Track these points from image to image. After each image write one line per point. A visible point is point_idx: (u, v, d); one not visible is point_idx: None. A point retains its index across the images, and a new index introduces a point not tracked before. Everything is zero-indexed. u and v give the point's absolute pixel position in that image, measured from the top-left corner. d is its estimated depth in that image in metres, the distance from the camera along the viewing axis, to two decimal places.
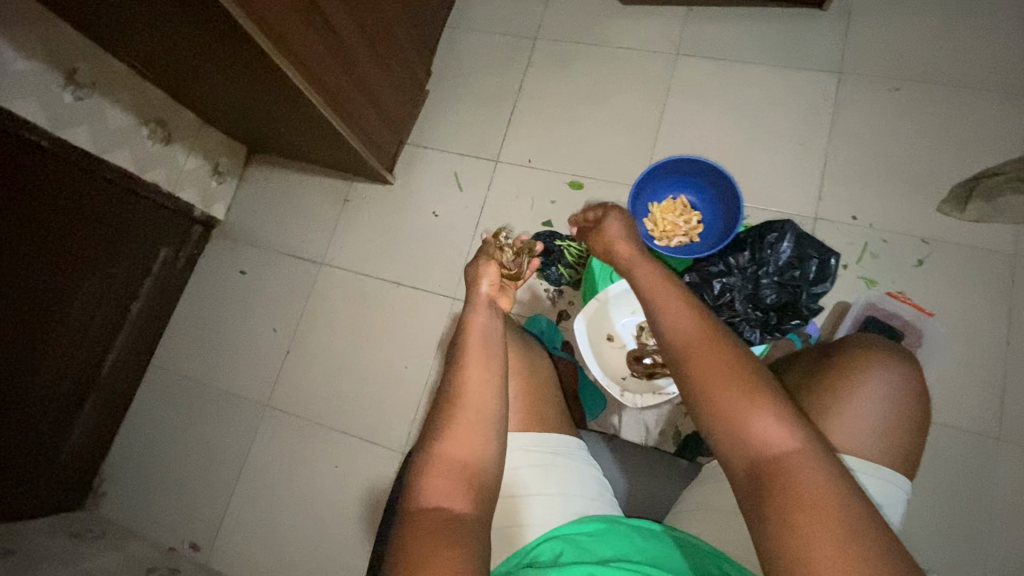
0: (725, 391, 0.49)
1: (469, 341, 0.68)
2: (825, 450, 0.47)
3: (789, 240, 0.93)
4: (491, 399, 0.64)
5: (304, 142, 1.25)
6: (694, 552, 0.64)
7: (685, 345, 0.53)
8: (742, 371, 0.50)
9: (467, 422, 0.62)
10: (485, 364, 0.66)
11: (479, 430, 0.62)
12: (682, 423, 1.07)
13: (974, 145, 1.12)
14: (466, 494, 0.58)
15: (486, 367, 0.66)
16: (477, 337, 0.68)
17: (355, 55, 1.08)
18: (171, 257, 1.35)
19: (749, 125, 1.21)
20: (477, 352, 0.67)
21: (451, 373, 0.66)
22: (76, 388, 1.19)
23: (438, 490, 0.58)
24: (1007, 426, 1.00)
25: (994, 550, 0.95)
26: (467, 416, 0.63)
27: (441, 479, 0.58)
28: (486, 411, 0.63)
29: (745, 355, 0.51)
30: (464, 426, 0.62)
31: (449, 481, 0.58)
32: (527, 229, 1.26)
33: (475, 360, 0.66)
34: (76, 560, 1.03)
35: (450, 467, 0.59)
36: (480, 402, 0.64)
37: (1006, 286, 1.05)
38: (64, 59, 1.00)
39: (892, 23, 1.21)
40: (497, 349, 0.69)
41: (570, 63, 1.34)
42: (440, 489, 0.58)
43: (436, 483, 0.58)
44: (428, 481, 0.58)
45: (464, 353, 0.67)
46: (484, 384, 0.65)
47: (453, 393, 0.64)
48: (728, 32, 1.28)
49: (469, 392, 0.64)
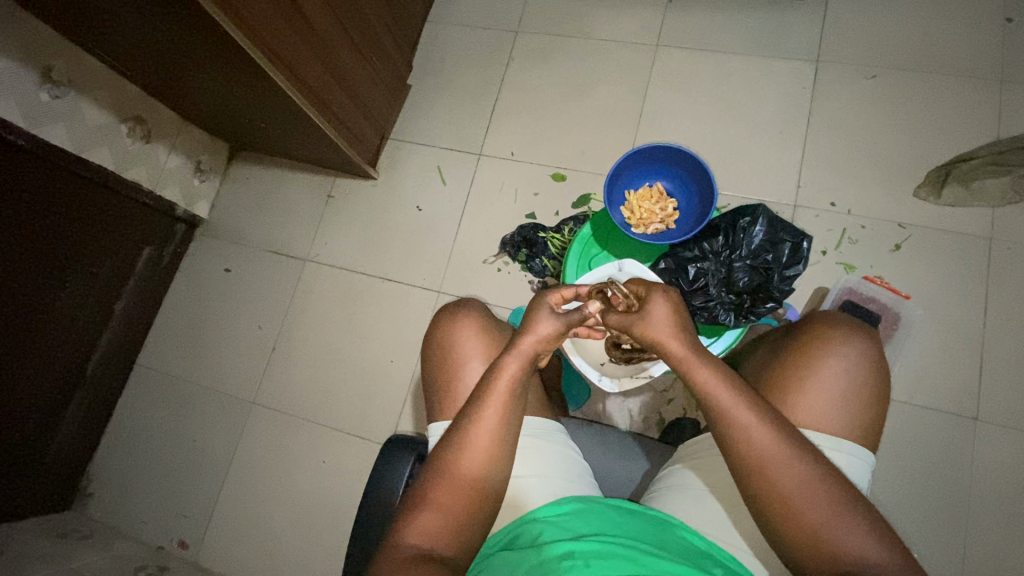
0: (793, 484, 0.57)
1: (494, 394, 0.67)
2: (839, 499, 0.56)
3: (762, 224, 0.96)
4: (498, 449, 0.66)
5: (284, 138, 1.25)
6: (667, 530, 0.65)
7: (765, 449, 0.59)
8: (790, 451, 0.58)
9: (471, 466, 0.64)
10: (502, 418, 0.66)
11: (481, 478, 0.64)
12: (665, 410, 1.09)
13: (950, 130, 1.14)
14: (452, 536, 0.61)
15: (501, 421, 0.66)
16: (503, 394, 0.67)
17: (336, 51, 1.08)
18: (155, 256, 1.35)
19: (729, 114, 1.22)
20: (497, 407, 0.67)
21: (466, 416, 0.67)
22: (61, 388, 1.19)
23: (425, 528, 0.60)
24: (985, 407, 1.01)
25: (973, 529, 0.97)
26: (472, 463, 0.64)
27: (433, 518, 0.61)
28: (493, 462, 0.65)
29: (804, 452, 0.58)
30: (468, 469, 0.64)
31: (439, 520, 0.61)
32: (510, 222, 1.26)
33: (493, 413, 0.66)
34: (64, 560, 1.02)
35: (444, 505, 0.62)
36: (489, 453, 0.65)
37: (981, 268, 1.07)
38: (39, 56, 0.99)
39: (867, 11, 1.22)
40: (518, 407, 0.68)
41: (551, 56, 1.35)
42: (430, 528, 0.60)
43: (427, 519, 0.61)
44: (421, 514, 0.61)
45: (486, 400, 0.67)
46: (496, 437, 0.66)
47: (464, 434, 0.65)
48: (706, 23, 1.29)
49: (478, 438, 0.65)
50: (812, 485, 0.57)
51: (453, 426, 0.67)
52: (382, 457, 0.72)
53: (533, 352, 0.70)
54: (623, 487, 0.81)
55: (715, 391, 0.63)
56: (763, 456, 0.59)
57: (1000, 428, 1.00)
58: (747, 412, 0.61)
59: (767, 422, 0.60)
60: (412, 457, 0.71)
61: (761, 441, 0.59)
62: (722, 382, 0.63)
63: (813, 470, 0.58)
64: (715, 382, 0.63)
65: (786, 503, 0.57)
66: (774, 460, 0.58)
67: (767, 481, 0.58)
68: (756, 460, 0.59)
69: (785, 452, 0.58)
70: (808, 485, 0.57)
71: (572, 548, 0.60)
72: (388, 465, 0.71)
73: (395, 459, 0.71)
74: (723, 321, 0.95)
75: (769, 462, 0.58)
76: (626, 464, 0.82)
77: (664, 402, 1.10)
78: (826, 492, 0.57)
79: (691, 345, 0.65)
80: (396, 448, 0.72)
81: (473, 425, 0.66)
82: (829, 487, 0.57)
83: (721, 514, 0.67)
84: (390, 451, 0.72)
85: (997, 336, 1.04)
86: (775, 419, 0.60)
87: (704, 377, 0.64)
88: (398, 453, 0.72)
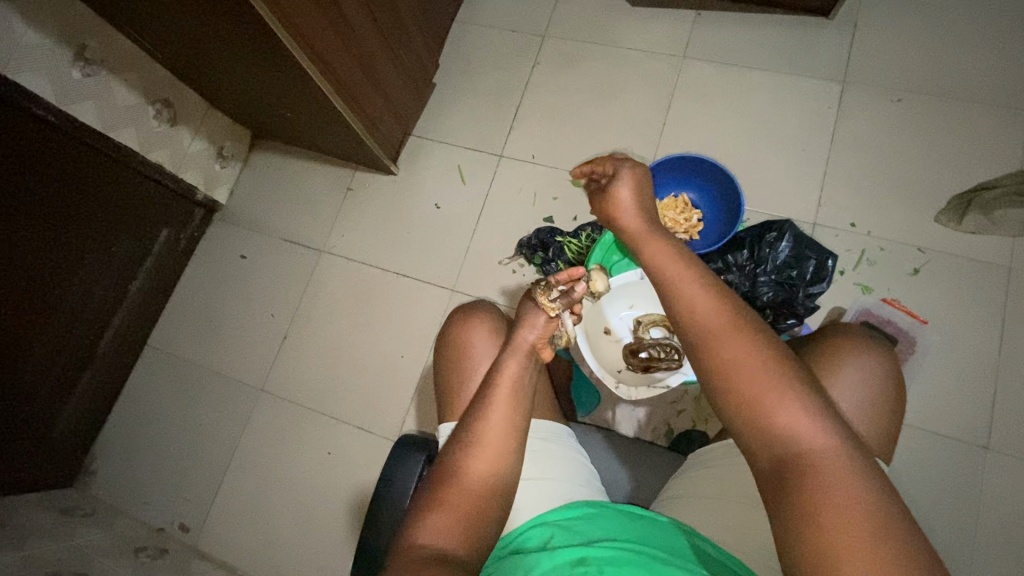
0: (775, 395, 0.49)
1: (500, 390, 0.68)
2: None
3: (788, 240, 0.97)
4: (507, 444, 0.66)
5: (308, 128, 1.26)
6: (680, 538, 0.64)
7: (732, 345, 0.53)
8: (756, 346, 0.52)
9: (480, 463, 0.64)
10: (515, 410, 0.67)
11: (490, 477, 0.64)
12: (675, 421, 1.09)
13: (973, 157, 1.14)
14: (465, 533, 0.60)
15: (511, 417, 0.67)
16: (508, 388, 0.68)
17: (366, 46, 1.09)
18: (172, 237, 1.35)
19: (753, 129, 1.23)
20: (504, 402, 0.67)
21: (475, 413, 0.67)
22: (71, 365, 1.19)
23: (435, 527, 0.59)
24: (996, 436, 1.01)
25: (981, 559, 0.96)
26: (481, 464, 0.64)
27: (442, 516, 0.60)
28: (500, 460, 0.65)
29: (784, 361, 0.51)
30: (477, 468, 0.64)
31: (451, 519, 0.59)
32: (528, 224, 1.26)
33: (502, 408, 0.67)
34: (67, 536, 1.02)
35: (454, 504, 0.61)
36: (496, 450, 0.65)
37: (999, 297, 1.07)
38: (73, 34, 1.00)
39: (894, 33, 1.23)
40: (524, 403, 0.68)
41: (578, 62, 1.35)
42: (442, 527, 0.59)
43: (438, 519, 0.60)
44: (432, 514, 0.60)
45: (494, 396, 0.67)
46: (505, 433, 0.66)
47: (472, 433, 0.66)
48: (734, 37, 1.29)
49: (487, 432, 0.65)
50: None
51: (460, 427, 0.67)
52: (393, 457, 0.71)
53: (532, 348, 0.71)
54: (630, 494, 0.81)
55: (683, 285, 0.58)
56: None
57: (1010, 457, 0.99)
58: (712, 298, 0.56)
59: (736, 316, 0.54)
60: (423, 457, 0.71)
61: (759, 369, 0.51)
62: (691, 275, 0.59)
63: None
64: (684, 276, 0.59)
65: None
66: None
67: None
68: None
69: None
70: None
71: (585, 554, 0.60)
72: (399, 466, 0.71)
73: (405, 460, 0.71)
74: None
75: None
76: (635, 470, 0.82)
77: (673, 413, 1.10)
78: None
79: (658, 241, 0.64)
80: (406, 448, 0.72)
81: (483, 423, 0.66)
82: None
83: (734, 526, 0.67)
84: (401, 451, 0.72)
85: (1012, 365, 1.03)
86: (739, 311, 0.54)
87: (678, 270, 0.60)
88: (409, 454, 0.71)
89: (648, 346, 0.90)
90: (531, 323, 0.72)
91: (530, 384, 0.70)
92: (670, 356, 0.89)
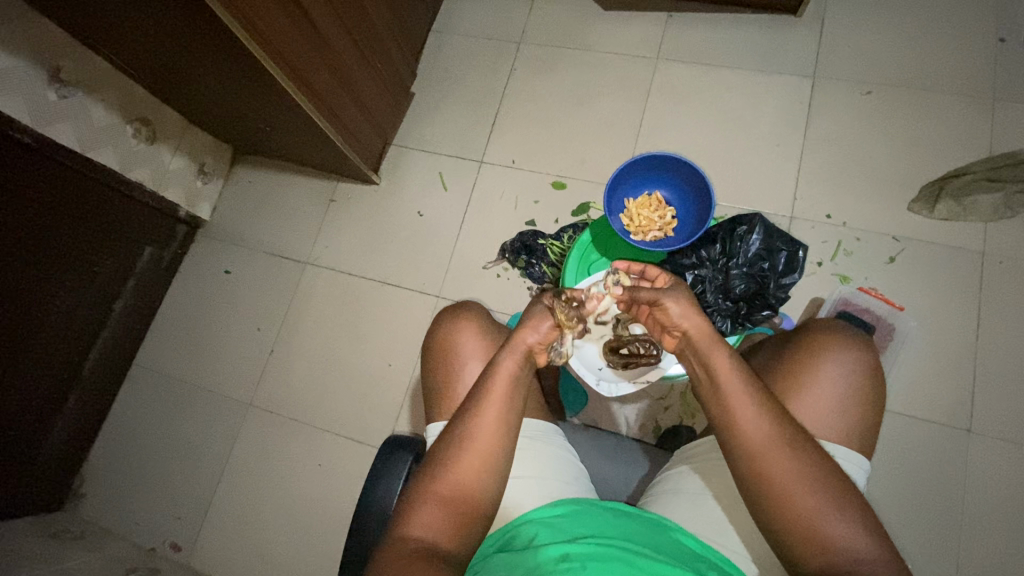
0: (795, 498, 0.57)
1: (495, 389, 0.68)
2: (837, 501, 0.57)
3: (759, 232, 0.98)
4: (500, 442, 0.66)
5: (288, 141, 1.26)
6: (664, 533, 0.65)
7: (759, 442, 0.60)
8: (780, 443, 0.59)
9: (471, 460, 0.64)
10: (513, 411, 0.68)
11: (482, 473, 0.64)
12: (662, 417, 1.10)
13: (943, 145, 1.16)
14: (454, 530, 0.61)
15: (503, 413, 0.67)
16: (503, 387, 0.68)
17: (341, 58, 1.10)
18: (155, 255, 1.35)
19: (727, 126, 1.24)
20: (497, 400, 0.67)
21: (468, 410, 0.67)
22: (58, 386, 1.19)
23: (424, 522, 0.61)
24: (978, 419, 1.02)
25: (968, 541, 0.97)
26: (473, 461, 0.64)
27: (432, 511, 0.61)
28: (492, 457, 0.65)
29: (803, 466, 0.58)
30: (467, 465, 0.64)
31: (439, 514, 0.61)
32: (510, 228, 1.27)
33: (495, 406, 0.67)
34: (57, 559, 1.01)
35: (444, 499, 0.62)
36: (489, 446, 0.65)
37: (975, 282, 1.08)
38: (47, 56, 1.00)
39: (861, 27, 1.25)
40: (518, 401, 0.69)
41: (553, 66, 1.37)
42: (431, 521, 0.61)
43: (427, 515, 0.61)
44: (422, 508, 0.62)
45: (488, 394, 0.67)
46: (497, 432, 0.66)
47: (465, 429, 0.66)
48: (705, 37, 1.31)
49: (480, 430, 0.66)
50: (815, 488, 0.57)
51: (453, 422, 0.67)
52: (379, 458, 0.71)
53: (529, 349, 0.72)
54: (619, 489, 0.82)
55: (722, 377, 0.64)
56: (759, 455, 0.59)
57: (994, 439, 1.01)
58: (747, 397, 0.61)
59: (766, 418, 0.60)
60: (410, 457, 0.71)
61: (780, 467, 0.58)
62: (731, 371, 0.64)
63: (814, 474, 0.58)
64: (726, 370, 0.64)
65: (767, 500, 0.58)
66: (767, 455, 0.59)
67: (756, 477, 0.59)
68: (743, 454, 0.60)
69: (778, 453, 0.59)
70: (806, 492, 0.57)
71: (569, 550, 0.61)
72: (385, 467, 0.70)
73: (392, 460, 0.71)
74: (720, 327, 0.96)
75: (766, 467, 0.59)
76: (621, 467, 0.83)
77: (660, 409, 1.10)
78: (811, 487, 0.57)
79: (711, 329, 0.67)
80: (393, 448, 0.72)
81: (476, 421, 0.66)
82: (825, 488, 0.57)
83: (718, 518, 0.68)
84: (388, 452, 0.72)
85: (990, 348, 1.05)
86: (766, 410, 0.61)
87: (722, 363, 0.64)
88: (396, 454, 0.71)
89: (628, 343, 0.92)
90: (535, 325, 0.73)
91: (524, 382, 0.71)
92: (650, 352, 0.90)
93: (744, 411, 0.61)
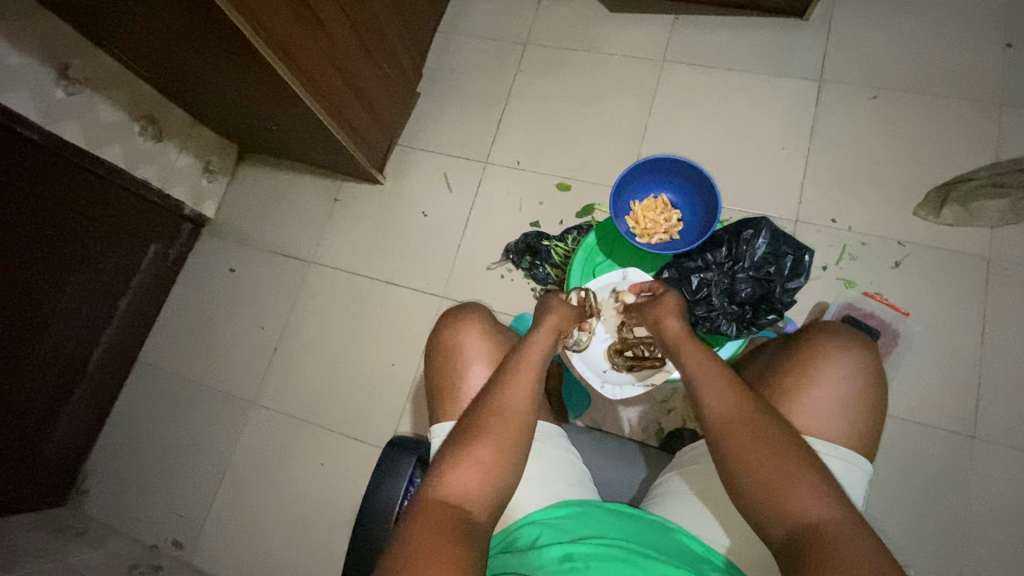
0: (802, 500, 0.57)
1: (522, 369, 0.70)
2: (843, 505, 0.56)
3: (765, 236, 0.97)
4: (525, 422, 0.66)
5: (294, 141, 1.27)
6: (668, 535, 0.65)
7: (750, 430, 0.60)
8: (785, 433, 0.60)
9: (498, 436, 0.64)
10: (524, 390, 0.68)
11: (506, 452, 0.64)
12: (665, 420, 1.10)
13: (949, 150, 1.16)
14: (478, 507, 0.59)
15: (529, 394, 0.68)
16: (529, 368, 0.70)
17: (348, 58, 1.10)
18: (160, 253, 1.36)
19: (732, 130, 1.24)
20: (524, 380, 0.69)
21: (493, 389, 0.68)
22: (62, 382, 1.19)
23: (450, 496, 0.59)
24: (982, 425, 1.02)
25: (971, 547, 0.97)
26: (499, 438, 0.64)
27: (459, 485, 0.60)
28: (517, 437, 0.65)
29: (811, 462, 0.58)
30: (493, 442, 0.63)
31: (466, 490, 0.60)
32: (515, 229, 1.27)
33: (523, 385, 0.68)
34: (60, 555, 1.02)
35: (471, 474, 0.61)
36: (514, 425, 0.65)
37: (980, 287, 1.08)
38: (55, 54, 1.01)
39: (868, 31, 1.25)
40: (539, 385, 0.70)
41: (559, 68, 1.37)
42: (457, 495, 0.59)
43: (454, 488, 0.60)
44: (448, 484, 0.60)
45: (514, 374, 0.69)
46: (522, 410, 0.67)
47: (492, 407, 0.66)
48: (711, 40, 1.31)
49: (507, 408, 0.66)
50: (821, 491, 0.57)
51: (477, 402, 0.68)
52: (383, 459, 0.72)
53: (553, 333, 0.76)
54: (621, 492, 0.82)
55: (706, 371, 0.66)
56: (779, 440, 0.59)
57: (998, 445, 1.00)
58: (733, 389, 0.63)
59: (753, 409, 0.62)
60: (414, 459, 0.72)
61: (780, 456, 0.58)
62: (712, 366, 0.66)
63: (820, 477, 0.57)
64: (703, 367, 0.67)
65: (788, 479, 0.57)
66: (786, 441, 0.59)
67: None
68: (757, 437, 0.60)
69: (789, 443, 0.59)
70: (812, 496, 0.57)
71: (572, 549, 0.61)
72: (389, 468, 0.71)
73: (396, 461, 0.71)
74: (725, 331, 0.96)
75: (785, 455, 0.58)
76: (624, 469, 0.83)
77: (663, 412, 1.10)
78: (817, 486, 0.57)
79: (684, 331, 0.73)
80: (397, 450, 0.72)
81: (502, 399, 0.67)
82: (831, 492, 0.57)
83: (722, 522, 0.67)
84: (391, 453, 0.72)
85: (995, 354, 1.05)
86: (752, 402, 0.62)
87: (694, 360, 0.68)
88: (399, 455, 0.72)
89: (634, 346, 0.91)
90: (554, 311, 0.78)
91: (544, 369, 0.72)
92: (655, 356, 0.90)
93: (729, 401, 0.62)
